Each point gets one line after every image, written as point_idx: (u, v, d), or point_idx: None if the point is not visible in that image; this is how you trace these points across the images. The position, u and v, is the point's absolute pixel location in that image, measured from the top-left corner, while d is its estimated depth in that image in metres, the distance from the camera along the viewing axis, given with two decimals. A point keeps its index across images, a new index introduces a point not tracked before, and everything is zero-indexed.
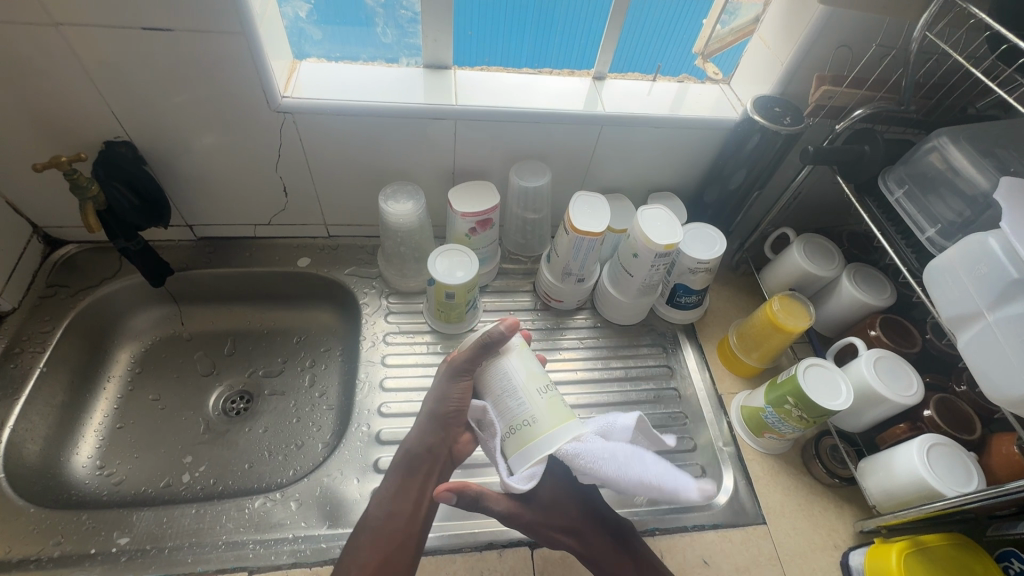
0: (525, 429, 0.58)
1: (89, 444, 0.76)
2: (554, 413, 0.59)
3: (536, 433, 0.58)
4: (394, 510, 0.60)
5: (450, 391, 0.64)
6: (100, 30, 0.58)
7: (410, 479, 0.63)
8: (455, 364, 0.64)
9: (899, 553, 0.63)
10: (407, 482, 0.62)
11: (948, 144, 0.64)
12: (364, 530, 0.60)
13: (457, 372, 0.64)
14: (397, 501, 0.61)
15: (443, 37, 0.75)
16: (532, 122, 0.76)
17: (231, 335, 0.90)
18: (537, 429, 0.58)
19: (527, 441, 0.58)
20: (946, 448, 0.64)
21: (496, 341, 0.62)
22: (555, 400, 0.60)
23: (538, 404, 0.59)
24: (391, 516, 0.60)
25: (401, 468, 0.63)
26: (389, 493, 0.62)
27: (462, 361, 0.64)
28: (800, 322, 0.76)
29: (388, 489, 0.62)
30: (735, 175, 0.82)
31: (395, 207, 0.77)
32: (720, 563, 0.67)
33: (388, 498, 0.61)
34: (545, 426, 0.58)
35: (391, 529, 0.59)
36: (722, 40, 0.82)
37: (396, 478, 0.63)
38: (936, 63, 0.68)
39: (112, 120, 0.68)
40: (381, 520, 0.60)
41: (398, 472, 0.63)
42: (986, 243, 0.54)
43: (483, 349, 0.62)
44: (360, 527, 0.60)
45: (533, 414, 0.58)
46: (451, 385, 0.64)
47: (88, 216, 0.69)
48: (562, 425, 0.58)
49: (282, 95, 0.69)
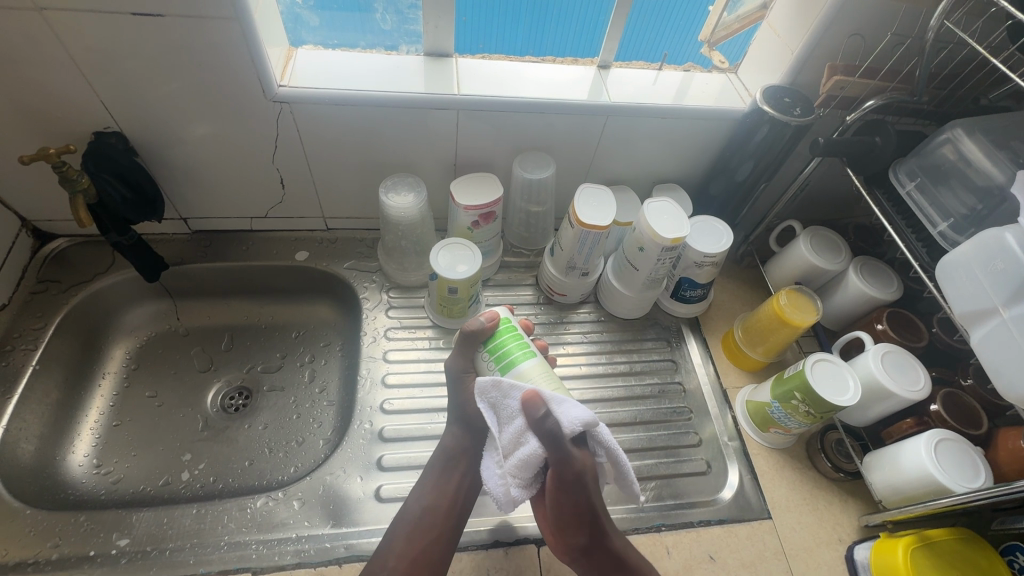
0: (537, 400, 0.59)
1: (86, 442, 0.75)
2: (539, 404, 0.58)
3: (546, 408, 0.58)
4: (431, 505, 0.61)
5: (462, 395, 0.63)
6: (88, 15, 0.55)
7: (447, 474, 0.63)
8: (450, 366, 0.64)
9: (906, 548, 0.62)
10: (443, 478, 0.63)
11: (962, 136, 0.63)
12: (401, 523, 0.60)
13: (458, 376, 0.64)
14: (435, 494, 0.61)
15: (444, 24, 0.72)
16: (536, 112, 0.74)
17: (228, 330, 0.88)
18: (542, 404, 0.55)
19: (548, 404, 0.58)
20: (954, 443, 0.64)
21: (477, 332, 0.61)
22: (541, 385, 0.56)
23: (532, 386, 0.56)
24: (427, 509, 0.60)
25: (438, 464, 0.64)
26: (426, 489, 0.62)
27: (457, 364, 0.64)
28: (807, 316, 0.75)
29: (424, 485, 0.63)
30: (742, 166, 0.80)
31: (397, 200, 0.75)
32: (726, 559, 0.67)
33: (425, 492, 0.62)
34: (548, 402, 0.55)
35: (428, 521, 0.59)
36: (729, 27, 0.80)
37: (433, 474, 0.63)
38: (950, 52, 0.67)
39: (102, 110, 0.65)
40: (415, 514, 0.60)
41: (435, 468, 0.64)
42: (1002, 237, 0.53)
43: (468, 343, 0.62)
44: (395, 521, 0.60)
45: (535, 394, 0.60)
46: (460, 391, 0.64)
47: (80, 210, 0.67)
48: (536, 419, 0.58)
49: (279, 84, 0.67)
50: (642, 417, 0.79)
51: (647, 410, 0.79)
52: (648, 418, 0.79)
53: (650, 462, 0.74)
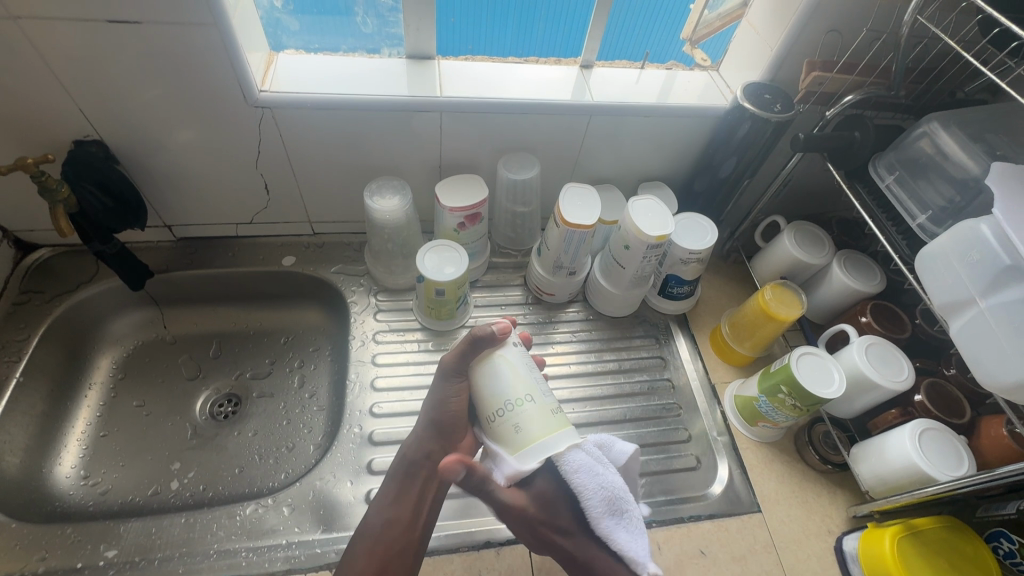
0: (510, 436, 0.56)
1: (73, 454, 0.74)
2: (548, 418, 0.56)
3: (522, 441, 0.55)
4: (390, 519, 0.60)
5: (443, 392, 0.65)
6: (64, 23, 0.55)
7: (408, 485, 0.62)
8: (447, 363, 0.63)
9: (893, 537, 0.63)
10: (404, 490, 0.62)
11: (939, 129, 0.63)
12: (361, 540, 0.59)
13: (447, 374, 0.64)
14: (394, 507, 0.60)
15: (425, 26, 0.72)
16: (519, 113, 0.74)
17: (216, 337, 0.88)
18: (531, 433, 0.55)
19: (516, 446, 0.55)
20: (938, 433, 0.65)
21: (487, 340, 0.60)
22: (530, 415, 0.56)
23: (519, 416, 0.56)
24: (387, 525, 0.59)
25: (398, 474, 0.64)
26: (388, 500, 0.61)
27: (452, 362, 0.63)
28: (792, 310, 0.75)
29: (385, 496, 0.62)
30: (726, 163, 0.81)
31: (382, 204, 0.75)
32: (717, 553, 0.68)
33: (385, 506, 0.61)
34: (534, 433, 0.55)
35: (389, 534, 0.58)
36: (710, 26, 0.81)
37: (394, 484, 0.63)
38: (925, 47, 0.68)
39: (81, 118, 0.65)
40: (378, 527, 0.59)
41: (395, 481, 0.63)
42: (978, 229, 0.54)
43: (473, 345, 0.61)
44: (356, 537, 0.59)
45: (531, 415, 0.56)
46: (444, 387, 0.65)
47: (60, 219, 0.65)
48: (565, 428, 0.56)
49: (259, 90, 0.66)
50: (632, 414, 0.79)
51: (637, 407, 0.80)
52: (638, 415, 0.79)
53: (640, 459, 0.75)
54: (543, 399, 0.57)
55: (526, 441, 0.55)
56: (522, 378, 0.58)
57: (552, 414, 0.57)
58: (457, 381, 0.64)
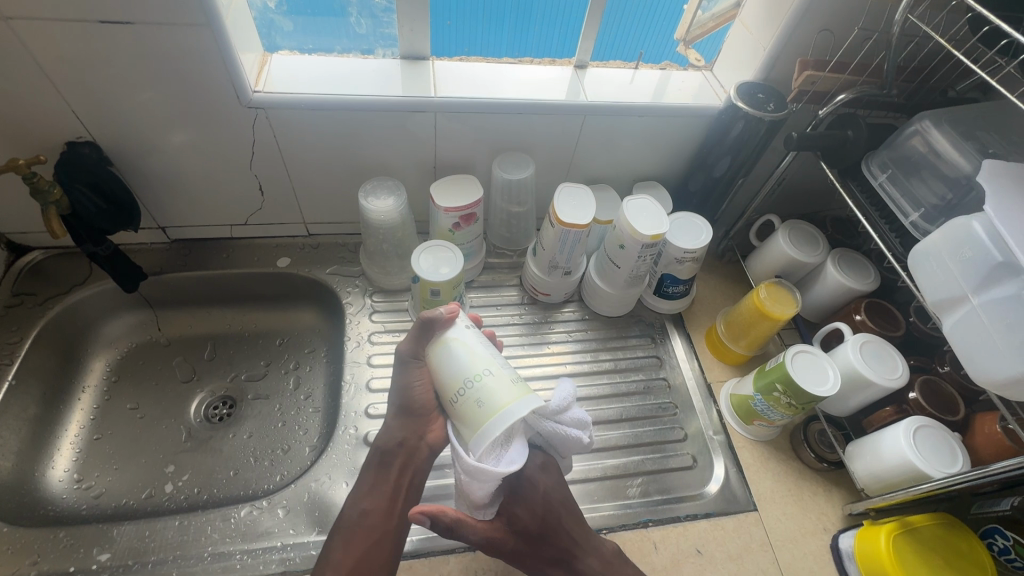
0: (473, 412, 0.53)
1: (65, 457, 0.74)
2: (509, 386, 0.53)
3: (487, 412, 0.52)
4: (366, 509, 0.60)
5: (407, 378, 0.63)
6: (55, 23, 0.55)
7: (384, 473, 0.62)
8: (403, 351, 0.62)
9: (888, 535, 0.63)
10: (379, 478, 0.62)
11: (930, 127, 0.64)
12: (337, 530, 0.59)
13: (406, 362, 0.63)
14: (371, 497, 0.61)
15: (420, 27, 0.72)
16: (514, 113, 0.74)
17: (211, 339, 0.87)
18: (495, 402, 0.52)
19: (483, 420, 0.52)
20: (932, 430, 0.65)
21: (435, 323, 0.59)
22: (491, 383, 0.53)
23: (480, 387, 0.53)
24: (364, 514, 0.59)
25: (373, 463, 0.63)
26: (364, 491, 0.61)
27: (407, 350, 0.62)
28: (786, 309, 0.76)
29: (361, 486, 0.62)
30: (720, 163, 0.81)
31: (376, 204, 0.75)
32: (713, 552, 0.68)
33: (362, 496, 0.61)
34: (500, 401, 0.52)
35: (367, 525, 0.58)
36: (704, 26, 0.81)
37: (370, 474, 0.63)
38: (917, 46, 0.68)
39: (74, 120, 0.65)
40: (353, 518, 0.59)
41: (371, 470, 0.63)
42: (970, 226, 0.54)
43: (423, 330, 0.60)
44: (332, 528, 0.59)
45: (492, 384, 0.53)
46: (406, 372, 0.63)
47: (53, 222, 0.66)
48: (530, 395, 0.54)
49: (253, 90, 0.66)
50: (628, 413, 0.79)
51: (633, 407, 0.80)
52: (634, 414, 0.79)
53: (637, 459, 0.75)
54: (502, 369, 0.55)
55: (491, 411, 0.52)
56: (480, 353, 0.56)
57: (513, 383, 0.54)
58: (418, 366, 0.63)
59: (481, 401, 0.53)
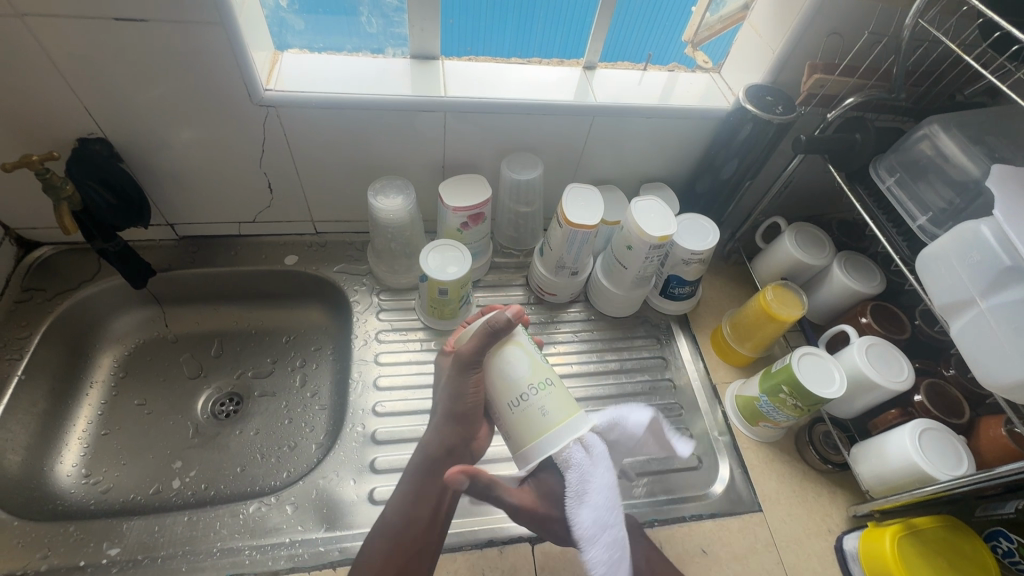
0: (525, 426, 0.57)
1: (74, 452, 0.74)
2: (549, 415, 0.56)
3: (539, 430, 0.56)
4: (412, 516, 0.60)
5: (463, 384, 0.61)
6: (70, 20, 0.55)
7: (430, 476, 0.63)
8: (461, 350, 0.60)
9: (893, 537, 0.64)
10: (426, 483, 0.62)
11: (939, 132, 0.64)
12: (378, 532, 0.60)
13: (463, 366, 0.60)
14: (416, 502, 0.61)
15: (429, 26, 0.73)
16: (523, 113, 0.74)
17: (218, 336, 0.88)
18: (546, 421, 0.56)
19: (534, 435, 0.56)
20: (937, 433, 0.65)
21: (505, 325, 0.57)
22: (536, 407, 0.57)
23: (519, 410, 0.57)
24: (406, 527, 0.59)
25: (418, 468, 0.63)
26: (407, 496, 0.62)
27: (467, 353, 0.59)
28: (793, 311, 0.76)
29: (406, 490, 0.62)
30: (727, 164, 0.81)
31: (385, 203, 0.76)
32: (718, 552, 0.68)
33: (406, 501, 0.61)
34: (552, 421, 0.56)
35: (409, 530, 0.59)
36: (712, 28, 0.81)
37: (414, 479, 0.63)
38: (926, 50, 0.69)
39: (86, 117, 0.65)
40: (398, 522, 0.59)
41: (416, 473, 0.63)
42: (979, 230, 0.54)
43: (490, 335, 0.58)
44: (376, 531, 0.60)
45: (537, 408, 0.56)
46: (462, 383, 0.61)
47: (65, 218, 0.66)
48: (572, 416, 0.57)
49: (265, 89, 0.66)
50: None
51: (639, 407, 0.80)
52: None
53: (642, 458, 0.75)
54: (543, 397, 0.57)
55: (540, 430, 0.56)
56: (533, 372, 0.58)
57: (557, 408, 0.57)
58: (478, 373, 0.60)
59: (526, 422, 0.57)
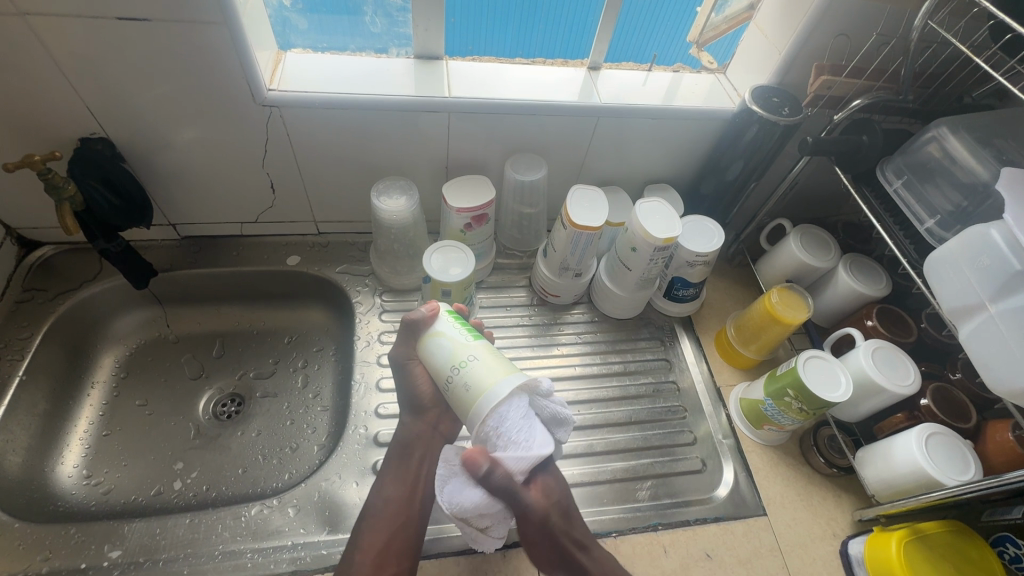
0: (462, 398, 0.54)
1: (75, 453, 0.73)
2: (480, 382, 0.53)
3: (471, 400, 0.53)
4: (389, 496, 0.61)
5: (410, 379, 0.64)
6: (73, 19, 0.55)
7: (405, 462, 0.64)
8: (395, 353, 0.64)
9: (899, 541, 0.63)
10: (401, 466, 0.64)
11: (948, 134, 0.64)
12: (366, 518, 0.60)
13: (402, 365, 0.64)
14: (394, 485, 0.62)
15: (434, 25, 0.72)
16: (529, 114, 0.74)
17: (220, 337, 0.87)
18: (476, 390, 0.53)
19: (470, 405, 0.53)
20: (944, 437, 0.65)
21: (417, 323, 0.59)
22: (463, 381, 0.54)
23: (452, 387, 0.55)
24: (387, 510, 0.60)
25: (395, 454, 0.65)
26: (388, 480, 0.63)
27: (401, 352, 0.64)
28: (798, 314, 0.76)
29: (385, 475, 0.64)
30: (733, 166, 0.81)
31: (389, 203, 0.75)
32: (723, 556, 0.68)
33: (387, 484, 0.63)
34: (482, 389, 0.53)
35: (393, 510, 0.60)
36: (717, 28, 0.80)
37: (392, 464, 0.64)
38: (934, 52, 0.68)
39: (88, 116, 0.65)
40: (379, 505, 0.61)
41: (393, 459, 0.65)
42: (988, 234, 0.54)
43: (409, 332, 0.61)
44: (362, 516, 0.60)
45: (464, 381, 0.54)
46: (408, 376, 0.64)
47: (66, 218, 0.66)
48: (501, 378, 0.53)
49: (268, 88, 0.66)
50: (638, 416, 0.79)
51: (643, 409, 0.80)
52: (643, 417, 0.79)
53: (646, 461, 0.75)
54: (468, 369, 0.54)
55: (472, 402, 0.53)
56: (457, 350, 0.56)
57: (486, 373, 0.53)
58: (416, 366, 0.64)
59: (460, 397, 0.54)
